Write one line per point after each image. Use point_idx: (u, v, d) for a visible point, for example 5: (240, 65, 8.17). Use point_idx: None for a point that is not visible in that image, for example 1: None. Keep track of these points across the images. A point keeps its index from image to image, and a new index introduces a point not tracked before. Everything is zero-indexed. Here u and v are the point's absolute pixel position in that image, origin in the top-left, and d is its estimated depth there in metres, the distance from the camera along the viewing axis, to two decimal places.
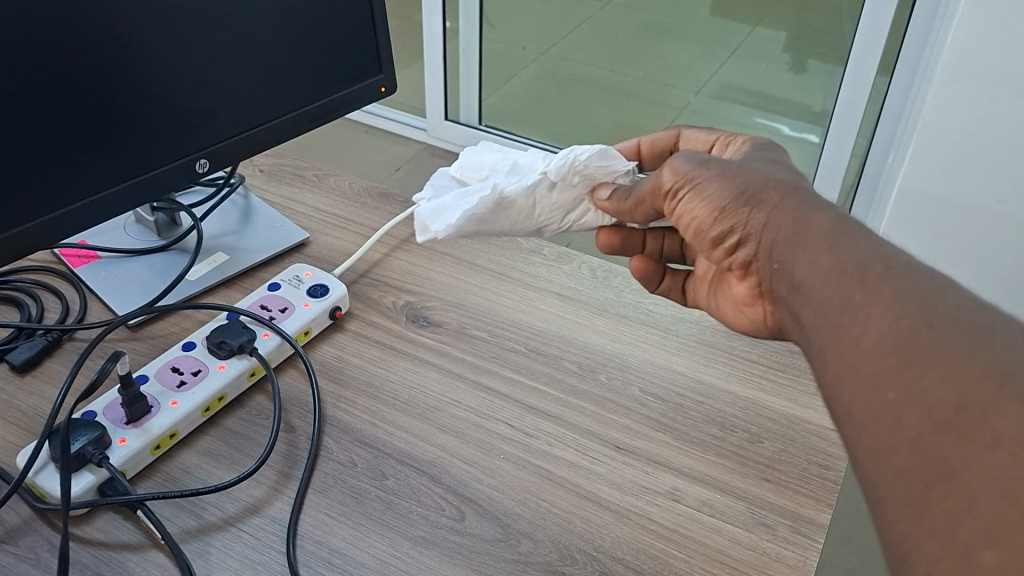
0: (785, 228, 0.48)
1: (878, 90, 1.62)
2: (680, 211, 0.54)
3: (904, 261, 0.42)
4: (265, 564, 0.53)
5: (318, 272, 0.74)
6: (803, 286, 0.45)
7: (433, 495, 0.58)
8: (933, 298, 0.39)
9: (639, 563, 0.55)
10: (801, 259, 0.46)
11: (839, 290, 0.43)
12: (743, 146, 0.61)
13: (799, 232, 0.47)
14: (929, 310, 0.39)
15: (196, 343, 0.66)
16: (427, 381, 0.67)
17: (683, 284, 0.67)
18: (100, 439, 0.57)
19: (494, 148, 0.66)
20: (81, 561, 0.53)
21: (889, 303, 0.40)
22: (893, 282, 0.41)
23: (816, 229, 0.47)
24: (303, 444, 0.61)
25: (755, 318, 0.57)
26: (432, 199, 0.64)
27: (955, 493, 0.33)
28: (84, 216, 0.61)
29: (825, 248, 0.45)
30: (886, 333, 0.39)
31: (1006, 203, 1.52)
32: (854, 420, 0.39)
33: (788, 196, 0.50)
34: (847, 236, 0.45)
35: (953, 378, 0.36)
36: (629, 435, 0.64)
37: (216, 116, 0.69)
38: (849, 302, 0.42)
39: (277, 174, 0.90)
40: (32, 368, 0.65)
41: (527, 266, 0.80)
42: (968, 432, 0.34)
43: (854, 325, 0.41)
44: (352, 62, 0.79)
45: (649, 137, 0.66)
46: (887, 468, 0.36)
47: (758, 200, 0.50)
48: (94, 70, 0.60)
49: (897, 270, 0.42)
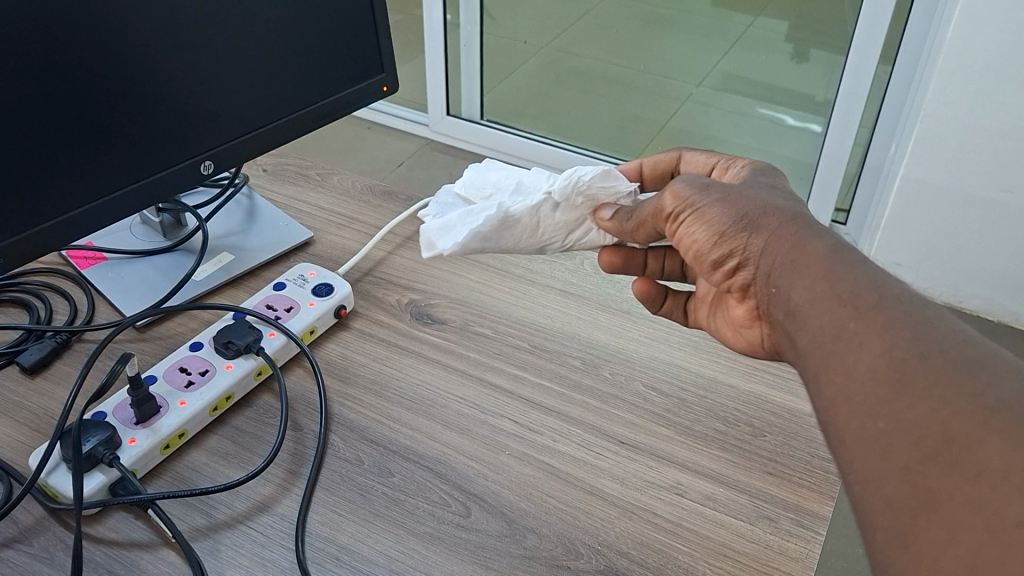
0: (783, 254, 0.49)
1: (880, 82, 1.61)
2: (680, 233, 0.54)
3: (898, 290, 0.43)
4: (274, 561, 0.54)
5: (323, 272, 0.75)
6: (800, 311, 0.46)
7: (439, 492, 0.59)
8: (925, 329, 0.40)
9: (644, 557, 0.56)
10: (797, 288, 0.47)
11: (834, 318, 0.43)
12: (742, 171, 0.61)
13: (797, 259, 0.48)
14: (921, 341, 0.40)
15: (202, 344, 0.67)
16: (432, 379, 0.68)
17: (684, 306, 0.67)
18: (110, 439, 0.57)
19: (497, 167, 0.67)
20: (94, 560, 0.53)
21: (882, 333, 0.41)
22: (887, 311, 0.42)
23: (812, 256, 0.47)
24: (310, 442, 0.62)
25: (752, 339, 0.58)
26: (437, 216, 0.64)
27: (940, 523, 0.34)
28: (85, 221, 0.62)
29: (820, 275, 0.46)
30: (879, 361, 0.40)
31: (1010, 192, 1.53)
32: (847, 447, 0.39)
33: (786, 222, 0.50)
34: (844, 264, 0.46)
35: (943, 410, 0.37)
36: (634, 430, 0.65)
37: (219, 119, 0.70)
38: (844, 330, 0.42)
39: (280, 173, 0.91)
40: (42, 370, 0.66)
41: (530, 262, 0.81)
42: (954, 462, 0.35)
43: (847, 351, 0.41)
44: (354, 61, 0.79)
45: (650, 159, 0.67)
46: (877, 496, 0.37)
47: (756, 226, 0.51)
48: (99, 77, 0.61)
49: (891, 300, 0.42)
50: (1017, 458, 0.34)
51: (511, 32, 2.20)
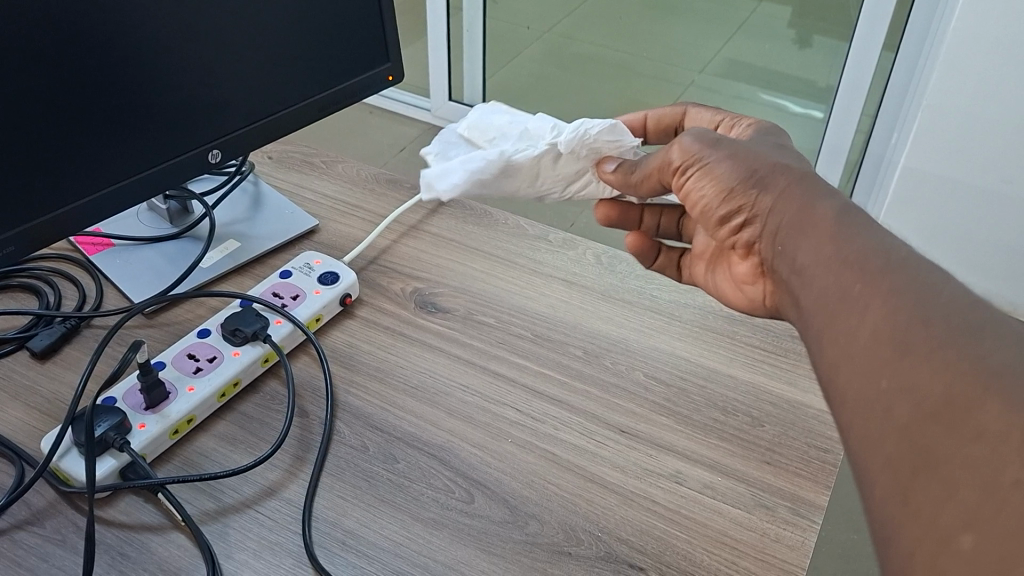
0: (790, 213, 0.50)
1: (884, 68, 1.62)
2: (688, 188, 0.56)
3: (907, 256, 0.43)
4: (283, 545, 0.55)
5: (328, 259, 0.75)
6: (805, 271, 0.46)
7: (443, 479, 0.60)
8: (929, 293, 0.40)
9: (643, 544, 0.57)
10: (801, 248, 0.47)
11: (839, 280, 0.44)
12: (749, 130, 0.62)
13: (804, 220, 0.48)
14: (925, 304, 0.39)
15: (210, 331, 0.68)
16: (437, 367, 0.69)
17: (677, 261, 0.68)
18: (121, 425, 0.59)
19: (504, 111, 0.68)
20: (105, 542, 0.55)
21: (886, 294, 0.41)
22: (891, 275, 0.41)
23: (820, 218, 0.48)
24: (316, 428, 0.63)
25: (753, 296, 0.58)
26: (441, 156, 0.67)
27: (936, 480, 0.34)
28: (89, 212, 0.63)
29: (828, 238, 0.46)
30: (883, 323, 0.40)
31: (1010, 183, 1.54)
32: (848, 406, 0.40)
33: (795, 183, 0.51)
34: (851, 227, 0.46)
35: (945, 370, 0.36)
36: (633, 418, 0.66)
37: (232, 105, 0.71)
38: (849, 292, 0.43)
39: (285, 162, 0.91)
40: (53, 354, 0.67)
41: (533, 253, 0.82)
42: (954, 423, 0.34)
43: (852, 314, 0.42)
44: (362, 50, 0.80)
45: (655, 113, 0.67)
46: (876, 453, 0.37)
47: (765, 185, 0.52)
48: (114, 65, 0.62)
49: (896, 263, 0.42)
50: (1016, 421, 0.33)
51: (513, 16, 2.19)
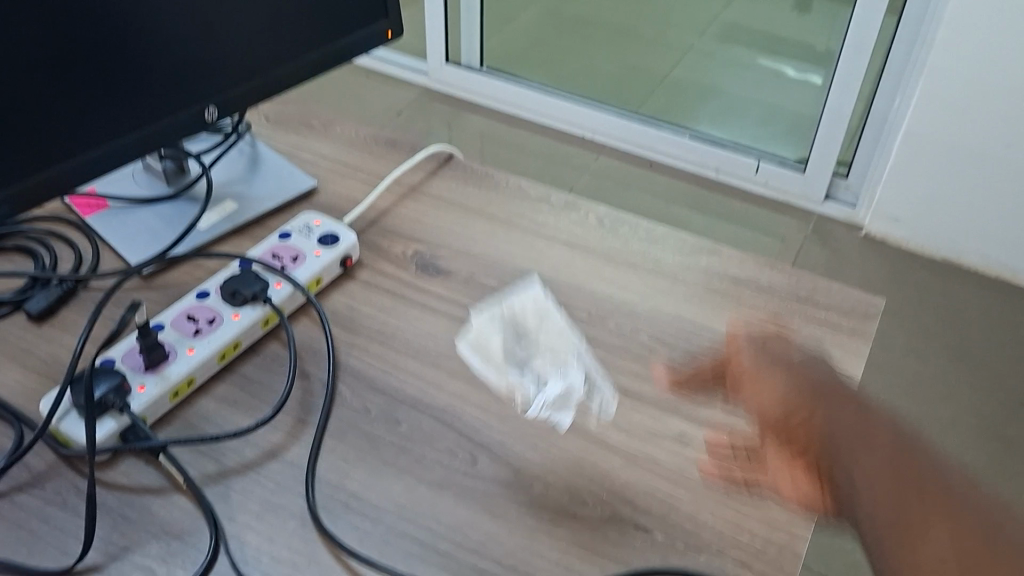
0: (849, 428, 0.51)
1: (886, 34, 1.57)
2: (752, 380, 0.58)
3: (959, 479, 0.47)
4: (285, 507, 0.55)
5: (328, 221, 0.74)
6: (852, 496, 0.49)
7: (446, 441, 0.60)
8: (998, 521, 0.44)
9: (648, 506, 0.57)
10: (867, 454, 0.49)
11: (908, 506, 0.46)
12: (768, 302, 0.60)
13: (869, 438, 0.50)
14: (987, 530, 0.44)
15: (209, 293, 0.66)
16: (439, 330, 0.68)
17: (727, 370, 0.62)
18: (120, 386, 0.57)
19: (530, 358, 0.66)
20: (106, 506, 0.54)
21: (949, 523, 0.45)
22: (959, 499, 0.46)
23: (884, 436, 0.50)
24: (318, 390, 0.63)
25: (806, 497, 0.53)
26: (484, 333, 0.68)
27: None
28: (79, 173, 0.61)
29: (893, 454, 0.49)
30: (956, 558, 0.43)
31: (1011, 147, 1.54)
32: None
33: (857, 407, 0.53)
34: (917, 452, 0.49)
35: None
36: (638, 381, 0.65)
37: (223, 62, 0.69)
38: (920, 518, 0.45)
39: (282, 122, 0.89)
40: (49, 317, 0.66)
41: (535, 214, 0.80)
42: None
43: (925, 543, 0.45)
44: (359, 5, 0.78)
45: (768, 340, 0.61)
46: None
47: (827, 401, 0.54)
48: (99, 22, 0.60)
49: (958, 492, 0.46)
50: None
51: None
